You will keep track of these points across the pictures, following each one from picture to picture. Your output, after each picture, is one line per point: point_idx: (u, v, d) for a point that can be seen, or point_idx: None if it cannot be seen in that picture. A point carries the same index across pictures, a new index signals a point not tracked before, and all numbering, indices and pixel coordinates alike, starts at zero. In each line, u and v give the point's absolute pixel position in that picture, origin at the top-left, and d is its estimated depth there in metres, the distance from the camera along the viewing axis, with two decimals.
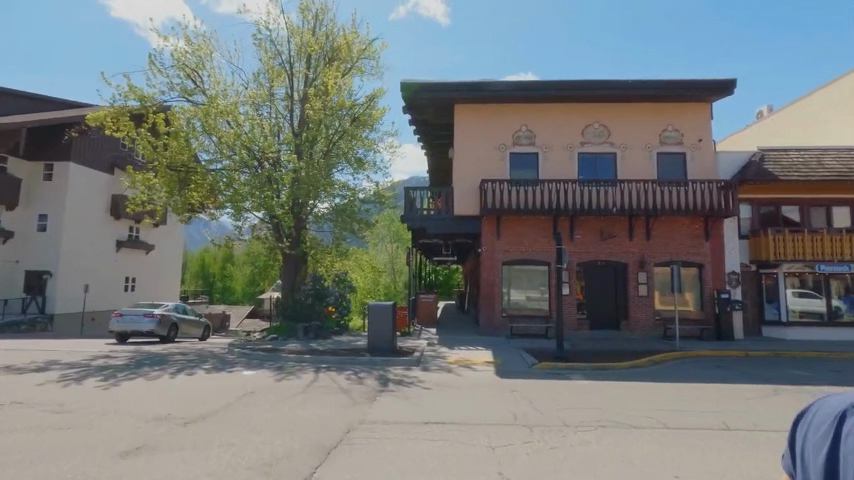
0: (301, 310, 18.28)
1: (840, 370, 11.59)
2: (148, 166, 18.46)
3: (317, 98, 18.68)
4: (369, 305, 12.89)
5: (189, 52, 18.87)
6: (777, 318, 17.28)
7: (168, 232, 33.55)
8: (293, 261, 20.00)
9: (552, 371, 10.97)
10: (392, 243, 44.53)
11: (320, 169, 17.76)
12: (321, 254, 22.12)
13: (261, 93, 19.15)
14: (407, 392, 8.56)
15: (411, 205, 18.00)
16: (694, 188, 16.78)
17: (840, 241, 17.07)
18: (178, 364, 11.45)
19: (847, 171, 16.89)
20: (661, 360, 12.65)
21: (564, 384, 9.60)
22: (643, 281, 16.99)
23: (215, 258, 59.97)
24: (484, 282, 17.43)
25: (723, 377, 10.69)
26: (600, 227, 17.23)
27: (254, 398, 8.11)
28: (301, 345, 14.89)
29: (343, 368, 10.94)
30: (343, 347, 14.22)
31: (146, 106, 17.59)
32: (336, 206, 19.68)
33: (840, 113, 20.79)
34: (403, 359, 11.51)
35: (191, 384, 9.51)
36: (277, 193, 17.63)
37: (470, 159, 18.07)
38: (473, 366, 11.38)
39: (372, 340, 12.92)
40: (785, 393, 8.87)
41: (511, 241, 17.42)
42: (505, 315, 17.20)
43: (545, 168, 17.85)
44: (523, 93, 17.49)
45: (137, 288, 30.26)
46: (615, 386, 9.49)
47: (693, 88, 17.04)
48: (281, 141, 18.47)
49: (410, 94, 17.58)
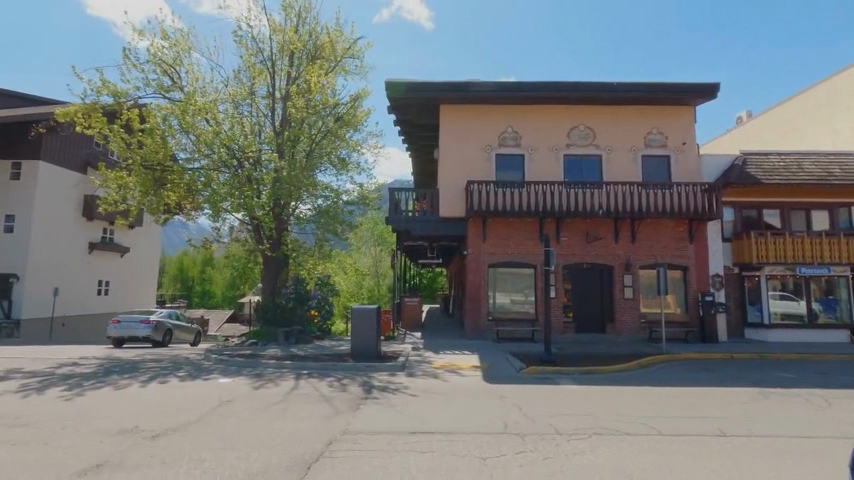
0: (282, 314, 17.81)
1: (825, 372, 11.63)
2: (122, 165, 17.73)
3: (300, 97, 18.22)
4: (352, 309, 12.52)
5: (166, 47, 18.24)
6: (759, 320, 17.43)
7: (144, 234, 32.52)
8: (274, 264, 19.44)
9: (540, 375, 10.74)
10: (376, 246, 44.09)
11: (303, 170, 17.31)
12: (303, 257, 21.64)
13: (242, 91, 18.62)
14: (393, 400, 8.21)
15: (395, 207, 17.68)
16: (678, 190, 16.82)
17: (819, 244, 17.33)
18: (150, 372, 10.87)
19: (826, 175, 17.08)
20: (648, 363, 12.54)
21: (553, 389, 9.36)
22: (629, 284, 16.95)
23: (194, 262, 58.62)
24: (470, 284, 17.18)
25: (711, 380, 10.60)
26: (586, 229, 17.16)
27: (230, 407, 7.66)
28: (281, 351, 14.38)
29: (325, 374, 10.53)
30: (326, 353, 13.77)
31: (120, 103, 16.83)
32: (318, 207, 19.24)
33: (818, 118, 21.17)
34: (387, 365, 11.15)
35: (164, 393, 9.00)
36: (258, 193, 17.11)
37: (455, 160, 17.84)
38: (459, 371, 11.08)
39: (355, 345, 12.52)
40: (775, 396, 8.77)
41: (497, 243, 17.22)
42: (491, 319, 16.97)
43: (531, 170, 17.71)
44: (509, 94, 17.33)
45: (111, 291, 29.19)
46: (605, 391, 9.29)
47: (678, 91, 17.07)
48: (262, 140, 17.99)
49: (396, 93, 17.28)
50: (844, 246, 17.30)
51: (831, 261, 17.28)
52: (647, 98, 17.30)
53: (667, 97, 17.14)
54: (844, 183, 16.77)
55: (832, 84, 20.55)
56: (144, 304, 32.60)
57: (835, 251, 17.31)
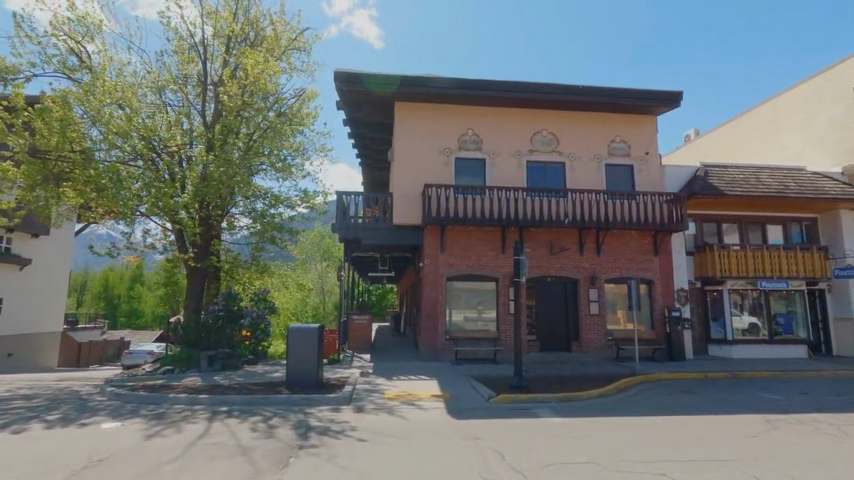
0: (204, 335, 15.22)
1: (808, 392, 10.79)
2: (7, 154, 14.61)
3: (235, 85, 16.07)
4: (288, 329, 10.45)
5: (73, 20, 15.45)
6: (722, 336, 16.91)
7: (52, 245, 28.31)
8: (200, 278, 16.75)
9: (513, 405, 9.14)
10: (323, 261, 41.76)
11: (236, 168, 15.13)
12: (237, 271, 19.32)
13: (167, 77, 16.24)
14: (336, 448, 6.27)
15: (343, 213, 15.66)
16: (643, 201, 16.15)
17: (778, 258, 17.19)
18: (7, 415, 8.16)
19: (783, 188, 16.70)
20: (624, 386, 11.31)
21: (534, 425, 7.70)
22: (595, 299, 15.83)
23: (121, 278, 52.86)
24: (426, 299, 15.45)
25: (700, 405, 9.45)
26: (549, 240, 16.00)
27: (101, 472, 5.40)
28: (200, 380, 11.89)
29: (250, 411, 8.30)
30: (256, 381, 11.46)
31: (7, 80, 13.91)
32: (253, 213, 17.03)
33: (770, 134, 21.37)
34: (329, 398, 9.10)
35: (12, 448, 6.49)
36: (179, 192, 14.66)
37: (410, 164, 16.26)
38: (418, 403, 9.24)
39: (291, 373, 10.41)
40: (783, 425, 7.61)
41: (457, 255, 15.67)
42: (448, 339, 15.28)
43: (492, 176, 16.41)
44: (471, 92, 15.89)
45: (6, 309, 24.85)
46: (594, 424, 7.76)
47: (643, 98, 16.36)
48: (191, 135, 15.74)
49: (345, 87, 15.46)
50: (799, 259, 17.27)
51: (788, 276, 17.13)
52: (613, 104, 16.50)
53: (633, 104, 16.44)
54: (800, 196, 16.46)
55: (784, 100, 20.77)
56: (49, 325, 28.24)
57: (792, 266, 17.20)
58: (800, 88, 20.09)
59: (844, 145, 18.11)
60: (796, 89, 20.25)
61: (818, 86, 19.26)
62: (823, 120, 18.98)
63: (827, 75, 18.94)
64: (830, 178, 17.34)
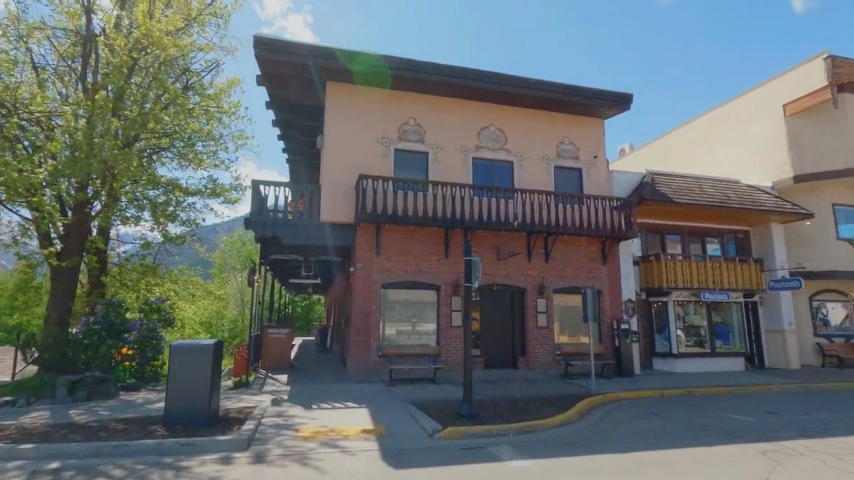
0: (73, 350, 12.38)
1: (774, 410, 9.93)
2: None
3: (128, 44, 13.03)
4: (171, 346, 7.83)
5: None
6: (667, 349, 16.32)
7: None
8: (67, 285, 13.08)
9: (465, 443, 7.25)
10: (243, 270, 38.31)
11: (120, 142, 12.06)
12: (127, 275, 15.99)
13: (34, 27, 12.83)
14: None
15: (260, 207, 13.04)
16: (592, 205, 15.19)
17: (719, 270, 16.97)
18: None
19: (725, 199, 16.54)
20: (583, 410, 9.84)
21: (497, 473, 5.83)
22: (543, 310, 14.53)
23: None
24: (356, 309, 13.27)
25: (676, 432, 8.14)
26: (497, 244, 14.55)
27: None
28: (43, 417, 8.72)
29: (92, 469, 5.68)
30: (127, 417, 8.57)
31: None
32: (143, 202, 13.80)
33: (705, 148, 21.78)
34: (220, 442, 6.66)
35: None
36: (36, 168, 11.45)
37: (342, 152, 14.14)
38: (341, 444, 7.07)
39: (172, 405, 7.76)
40: (786, 460, 6.39)
41: (394, 259, 13.70)
42: (381, 356, 13.16)
43: (436, 171, 14.71)
44: (414, 74, 14.05)
45: None
46: (571, 468, 6.06)
47: (593, 97, 15.52)
48: (64, 102, 12.55)
49: (269, 57, 13.03)
50: (737, 271, 17.19)
51: (729, 288, 16.95)
52: (564, 101, 15.52)
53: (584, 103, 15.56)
54: (740, 207, 16.35)
55: (718, 115, 21.21)
56: None
57: (731, 277, 17.07)
58: (731, 105, 20.61)
59: (774, 161, 18.56)
60: (728, 105, 20.77)
61: (748, 104, 19.80)
62: (754, 136, 19.43)
63: (757, 93, 19.51)
64: (763, 192, 17.58)
